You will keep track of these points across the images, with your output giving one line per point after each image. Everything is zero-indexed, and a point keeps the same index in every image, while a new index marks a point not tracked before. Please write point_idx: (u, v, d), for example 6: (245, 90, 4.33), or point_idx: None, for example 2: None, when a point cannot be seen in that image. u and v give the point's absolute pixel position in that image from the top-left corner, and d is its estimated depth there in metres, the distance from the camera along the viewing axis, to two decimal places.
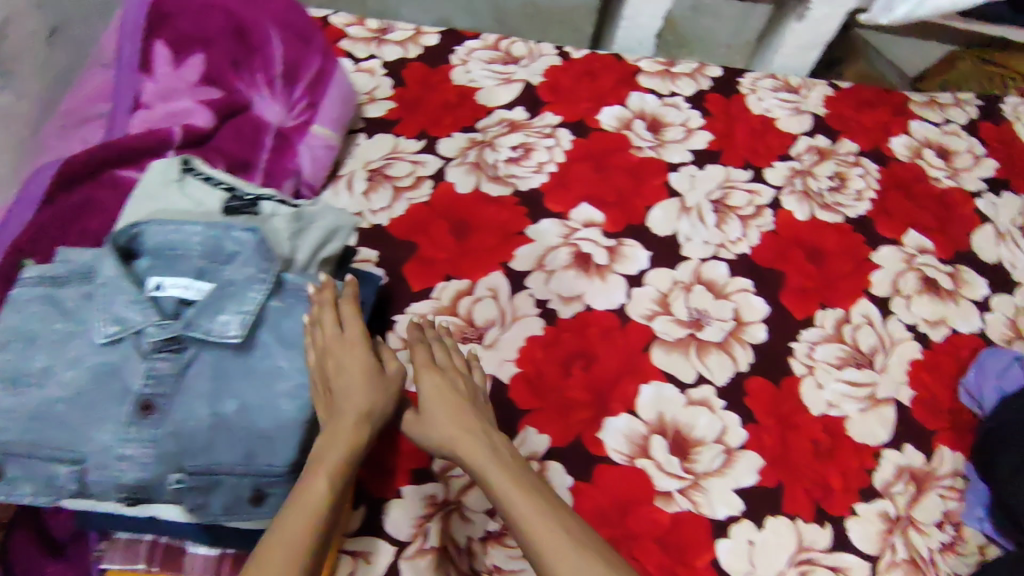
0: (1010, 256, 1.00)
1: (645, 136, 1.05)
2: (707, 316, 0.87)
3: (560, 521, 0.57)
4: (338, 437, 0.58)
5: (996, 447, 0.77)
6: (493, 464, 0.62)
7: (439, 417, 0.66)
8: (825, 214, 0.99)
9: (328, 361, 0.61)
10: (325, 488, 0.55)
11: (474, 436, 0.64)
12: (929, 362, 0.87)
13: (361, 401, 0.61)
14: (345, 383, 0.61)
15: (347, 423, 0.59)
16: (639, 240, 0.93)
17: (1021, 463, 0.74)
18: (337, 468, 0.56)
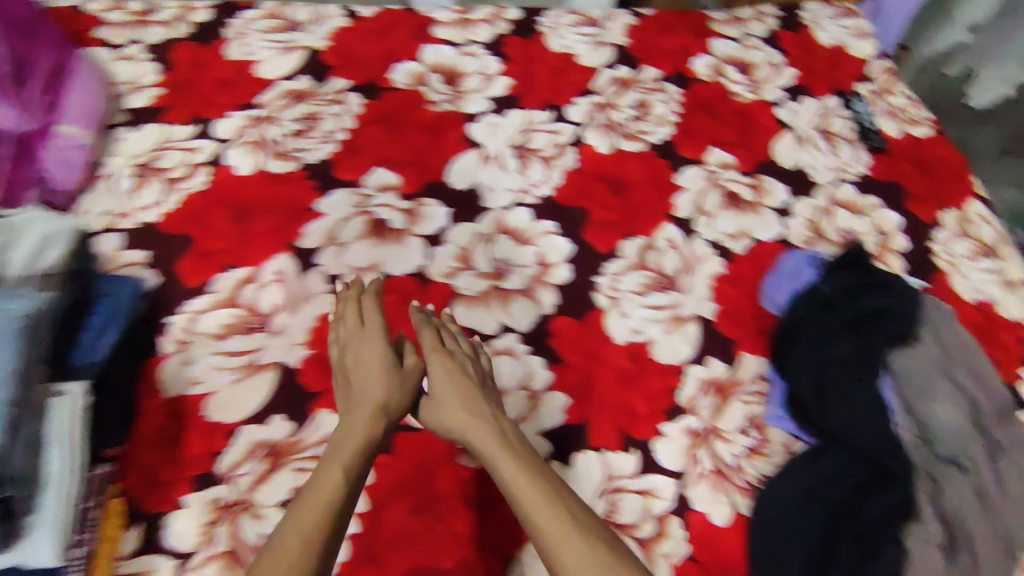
0: (809, 159, 1.02)
1: (441, 89, 1.01)
2: (509, 265, 0.86)
3: (559, 518, 0.57)
4: (350, 431, 0.64)
5: (789, 343, 0.79)
6: (502, 458, 0.63)
7: (457, 404, 0.68)
8: (627, 144, 0.99)
9: (360, 364, 0.70)
10: (337, 489, 0.58)
11: (492, 433, 0.65)
12: (731, 275, 0.89)
13: (378, 391, 0.68)
14: (368, 380, 0.69)
15: (360, 418, 0.65)
16: (438, 198, 0.90)
17: (811, 354, 0.76)
18: (340, 466, 0.60)
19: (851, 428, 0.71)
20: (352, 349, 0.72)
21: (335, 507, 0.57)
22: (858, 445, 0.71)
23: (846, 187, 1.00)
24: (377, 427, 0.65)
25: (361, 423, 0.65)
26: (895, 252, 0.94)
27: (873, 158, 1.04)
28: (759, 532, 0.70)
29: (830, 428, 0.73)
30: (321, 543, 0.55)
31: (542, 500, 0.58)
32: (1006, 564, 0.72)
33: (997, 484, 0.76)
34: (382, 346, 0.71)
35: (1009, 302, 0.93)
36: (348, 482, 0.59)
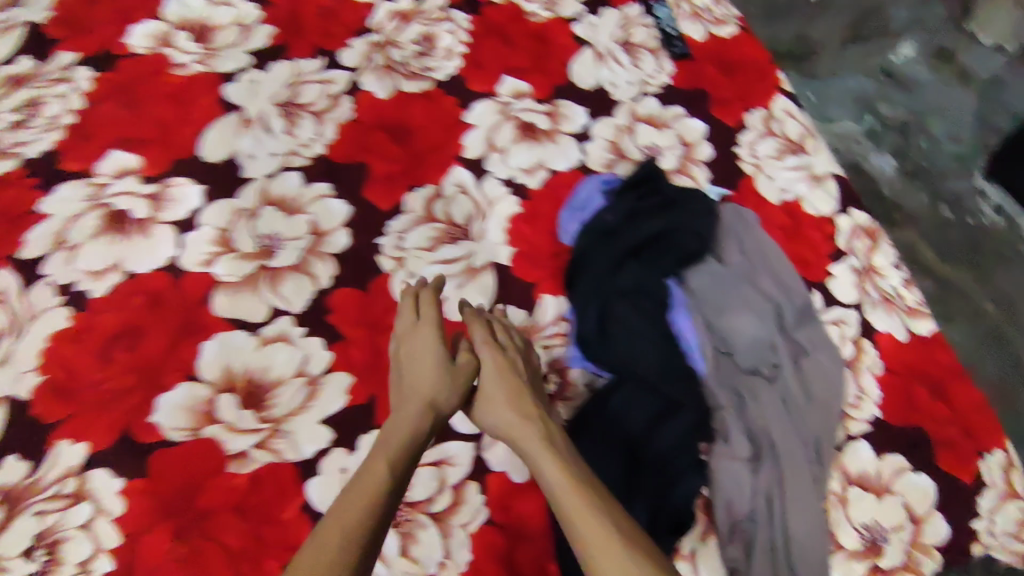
0: (610, 76, 0.95)
1: (190, 49, 0.89)
2: (277, 241, 0.78)
3: (588, 517, 0.52)
4: (394, 429, 0.60)
5: (576, 278, 0.76)
6: (537, 453, 0.59)
7: (500, 399, 0.65)
8: (410, 85, 0.90)
9: (411, 361, 0.67)
10: (382, 486, 0.54)
11: (526, 430, 0.61)
12: (527, 213, 0.83)
13: (426, 385, 0.64)
14: (419, 376, 0.65)
15: (407, 416, 0.61)
16: (186, 174, 0.80)
17: (594, 288, 0.73)
18: (372, 473, 0.55)
19: (636, 358, 0.69)
20: (419, 334, 0.68)
21: (372, 500, 0.53)
22: (644, 375, 0.69)
23: (648, 101, 0.94)
24: (420, 433, 0.61)
25: (393, 428, 0.60)
26: (698, 160, 0.90)
27: (675, 66, 0.98)
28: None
29: (616, 363, 0.70)
30: (356, 540, 0.50)
31: (578, 494, 0.53)
32: (812, 468, 0.70)
33: (800, 386, 0.73)
34: (438, 338, 0.68)
35: (817, 196, 0.89)
36: (393, 480, 0.55)
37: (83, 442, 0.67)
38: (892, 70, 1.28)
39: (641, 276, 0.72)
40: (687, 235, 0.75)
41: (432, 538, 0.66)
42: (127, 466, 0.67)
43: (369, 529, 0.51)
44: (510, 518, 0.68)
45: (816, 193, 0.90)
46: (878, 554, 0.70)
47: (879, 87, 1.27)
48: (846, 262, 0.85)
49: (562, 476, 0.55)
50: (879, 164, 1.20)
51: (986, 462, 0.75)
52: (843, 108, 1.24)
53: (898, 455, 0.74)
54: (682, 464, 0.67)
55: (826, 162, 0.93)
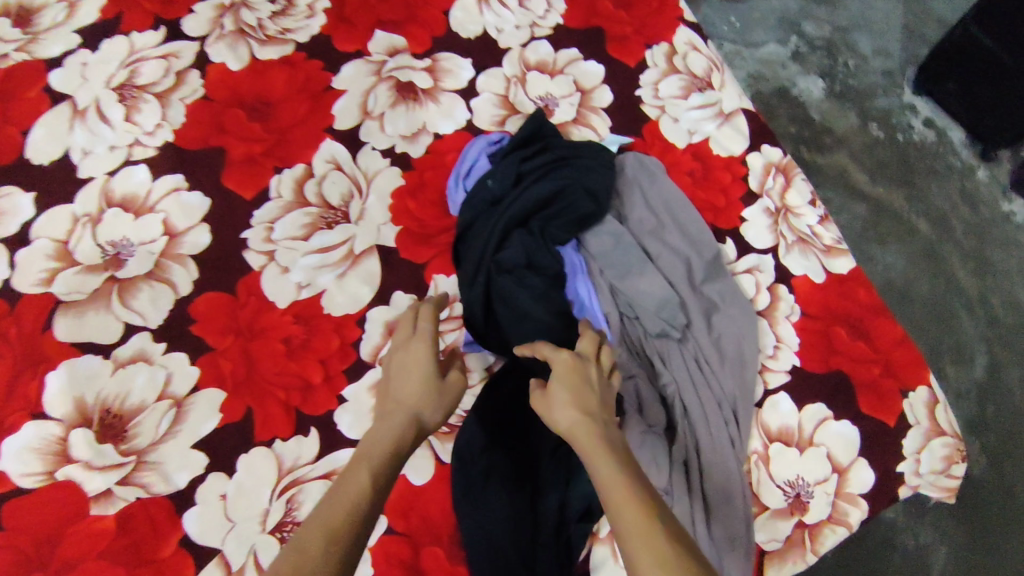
0: (495, 20, 0.86)
1: (6, 35, 0.77)
2: (126, 246, 0.68)
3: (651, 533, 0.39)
4: (381, 439, 0.51)
5: (461, 253, 0.70)
6: (593, 458, 0.46)
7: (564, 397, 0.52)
8: (268, 50, 0.80)
9: (401, 377, 0.58)
10: (366, 492, 0.44)
11: (588, 432, 0.49)
12: (411, 186, 0.75)
13: (409, 401, 0.56)
14: (407, 395, 0.57)
15: (388, 427, 0.53)
16: (16, 182, 0.70)
17: (481, 260, 0.67)
18: (361, 481, 0.45)
19: (539, 332, 0.65)
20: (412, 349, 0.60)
21: (354, 506, 0.42)
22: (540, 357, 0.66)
23: (538, 45, 0.86)
24: (401, 447, 0.51)
25: (378, 440, 0.51)
26: (596, 108, 0.83)
27: (566, 3, 0.89)
28: (457, 480, 0.62)
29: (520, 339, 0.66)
30: (329, 546, 0.39)
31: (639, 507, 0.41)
32: (730, 431, 0.66)
33: (714, 345, 0.69)
34: (430, 354, 0.60)
35: (725, 135, 0.83)
36: (374, 487, 0.45)
37: None
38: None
39: (530, 247, 0.67)
40: (582, 198, 0.70)
41: None
42: None
43: (349, 539, 0.40)
44: (412, 524, 0.63)
45: (724, 132, 0.83)
46: (803, 510, 0.67)
47: (804, 5, 1.18)
48: (758, 204, 0.80)
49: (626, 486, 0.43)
50: (806, 87, 1.14)
51: (909, 402, 0.72)
52: (766, 31, 1.16)
53: (819, 404, 0.71)
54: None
55: (734, 96, 0.86)
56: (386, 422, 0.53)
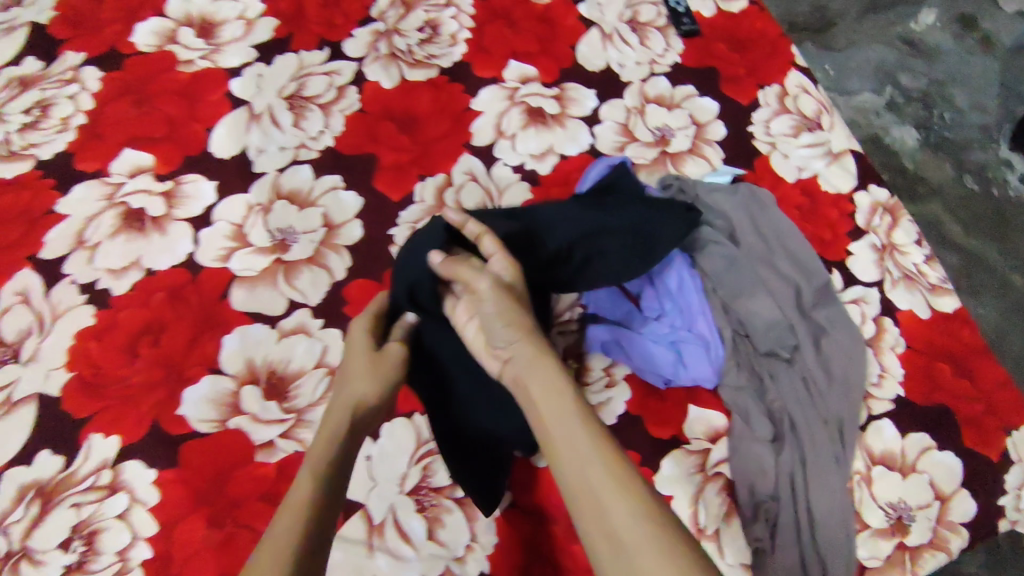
0: (618, 57, 0.94)
1: (194, 45, 0.88)
2: (291, 234, 0.77)
3: (619, 490, 0.41)
4: (328, 430, 0.53)
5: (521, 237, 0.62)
6: (546, 393, 0.46)
7: (518, 316, 0.51)
8: (415, 73, 0.89)
9: (348, 368, 0.57)
10: (324, 487, 0.48)
11: (533, 359, 0.49)
12: (539, 200, 0.82)
13: (350, 387, 0.55)
14: (350, 377, 0.56)
15: (337, 416, 0.54)
16: (200, 171, 0.80)
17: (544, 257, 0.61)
18: (318, 477, 0.49)
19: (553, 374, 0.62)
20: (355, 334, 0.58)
21: (308, 511, 0.46)
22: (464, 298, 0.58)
23: (658, 80, 0.92)
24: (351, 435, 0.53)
25: (326, 434, 0.52)
26: (710, 140, 0.88)
27: (684, 43, 0.95)
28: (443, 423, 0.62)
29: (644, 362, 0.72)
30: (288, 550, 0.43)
31: (604, 459, 0.42)
32: (836, 448, 0.69)
33: (821, 366, 0.73)
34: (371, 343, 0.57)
35: (833, 173, 0.87)
36: (325, 483, 0.49)
37: (112, 436, 0.67)
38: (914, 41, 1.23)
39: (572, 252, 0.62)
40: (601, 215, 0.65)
41: (458, 522, 0.66)
42: (159, 460, 0.66)
43: (314, 536, 0.45)
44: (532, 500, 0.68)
45: (832, 170, 0.87)
46: (904, 532, 0.69)
47: (902, 57, 1.22)
48: (864, 240, 0.83)
49: (585, 437, 0.44)
50: (900, 136, 1.16)
51: (1013, 440, 0.73)
52: (861, 80, 1.20)
53: (922, 433, 0.73)
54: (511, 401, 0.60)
55: (843, 137, 0.90)
56: (336, 411, 0.54)
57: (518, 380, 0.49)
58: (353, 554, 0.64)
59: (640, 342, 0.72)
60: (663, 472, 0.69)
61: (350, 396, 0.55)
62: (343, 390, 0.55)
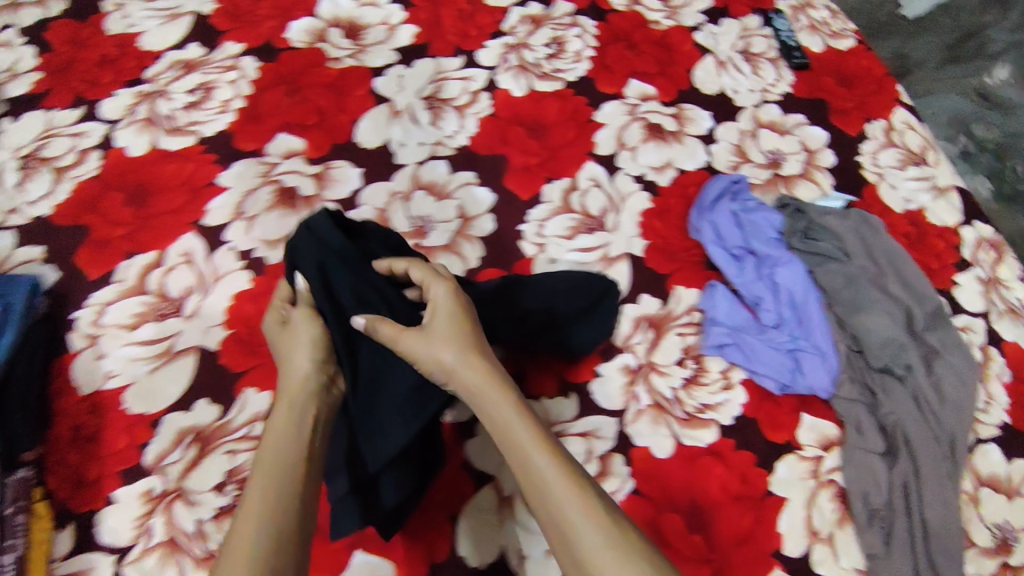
0: (732, 83, 0.98)
1: (342, 44, 0.95)
2: (429, 222, 0.83)
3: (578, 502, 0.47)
4: (279, 436, 0.52)
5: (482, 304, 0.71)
6: (497, 420, 0.52)
7: (439, 339, 0.55)
8: (543, 84, 0.95)
9: (283, 358, 0.58)
10: (286, 488, 0.49)
11: (484, 384, 0.53)
12: (658, 209, 0.86)
13: (294, 377, 0.56)
14: (288, 368, 0.57)
15: (280, 413, 0.54)
16: (347, 158, 0.86)
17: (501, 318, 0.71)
18: (278, 470, 0.50)
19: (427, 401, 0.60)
20: (295, 337, 0.59)
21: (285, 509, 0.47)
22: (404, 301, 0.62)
23: (769, 108, 0.97)
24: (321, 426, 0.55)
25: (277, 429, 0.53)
26: (820, 167, 0.92)
27: (795, 75, 1.00)
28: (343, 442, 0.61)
29: (759, 369, 0.75)
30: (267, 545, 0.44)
31: (557, 472, 0.48)
32: (948, 465, 0.72)
33: (933, 387, 0.75)
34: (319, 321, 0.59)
35: (939, 207, 0.91)
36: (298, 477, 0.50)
37: (264, 391, 0.72)
38: (990, 92, 1.25)
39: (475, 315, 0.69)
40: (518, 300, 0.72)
41: None
42: None
43: (284, 540, 0.46)
44: (653, 488, 0.70)
45: (938, 205, 0.91)
46: (1010, 552, 0.71)
47: (979, 110, 1.23)
48: (970, 272, 0.86)
49: (541, 451, 0.49)
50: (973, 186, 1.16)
51: None
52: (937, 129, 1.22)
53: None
54: (430, 403, 0.60)
55: (948, 174, 0.94)
56: (279, 408, 0.54)
57: (469, 397, 0.54)
58: (483, 521, 0.68)
59: (760, 347, 0.76)
60: (777, 474, 0.72)
61: (293, 394, 0.55)
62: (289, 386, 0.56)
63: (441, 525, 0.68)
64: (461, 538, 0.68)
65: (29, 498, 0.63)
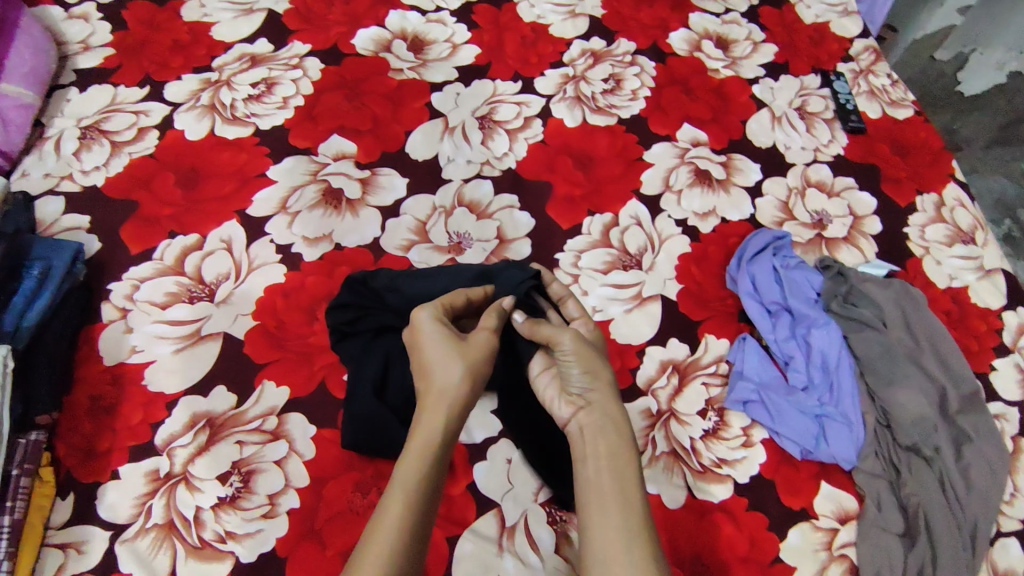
0: (785, 138, 0.98)
1: (405, 57, 0.98)
2: (467, 239, 0.83)
3: (633, 531, 0.49)
4: (423, 437, 0.52)
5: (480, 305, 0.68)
6: (590, 435, 0.56)
7: (592, 364, 0.59)
8: (596, 118, 0.96)
9: (425, 361, 0.58)
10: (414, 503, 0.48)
11: (603, 424, 0.56)
12: (697, 255, 0.86)
13: (444, 383, 0.55)
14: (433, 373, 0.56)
15: (436, 426, 0.53)
16: (395, 168, 0.87)
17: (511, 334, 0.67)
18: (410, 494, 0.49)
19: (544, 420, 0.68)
20: (431, 331, 0.58)
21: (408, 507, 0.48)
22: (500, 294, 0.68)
23: (820, 167, 0.96)
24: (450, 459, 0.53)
25: (428, 438, 0.52)
26: (866, 233, 0.91)
27: (849, 138, 0.99)
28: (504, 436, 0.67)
29: (784, 433, 0.73)
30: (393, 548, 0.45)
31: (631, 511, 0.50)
32: (967, 556, 0.68)
33: (961, 472, 0.72)
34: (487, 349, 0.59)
35: (984, 287, 0.87)
36: (429, 482, 0.50)
37: (283, 386, 0.70)
38: None
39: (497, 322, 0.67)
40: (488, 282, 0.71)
41: None
42: (320, 417, 0.69)
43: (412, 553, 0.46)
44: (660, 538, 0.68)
45: (984, 285, 0.87)
46: None
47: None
48: (1010, 357, 0.83)
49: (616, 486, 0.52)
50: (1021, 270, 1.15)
51: None
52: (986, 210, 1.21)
53: None
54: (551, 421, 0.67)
55: (996, 256, 0.90)
56: (433, 423, 0.53)
57: (583, 429, 0.57)
58: (483, 549, 0.65)
59: (785, 408, 0.74)
60: (789, 541, 0.69)
61: (449, 400, 0.55)
62: (441, 392, 0.55)
63: (440, 545, 0.65)
64: (458, 564, 0.64)
65: (38, 462, 0.63)
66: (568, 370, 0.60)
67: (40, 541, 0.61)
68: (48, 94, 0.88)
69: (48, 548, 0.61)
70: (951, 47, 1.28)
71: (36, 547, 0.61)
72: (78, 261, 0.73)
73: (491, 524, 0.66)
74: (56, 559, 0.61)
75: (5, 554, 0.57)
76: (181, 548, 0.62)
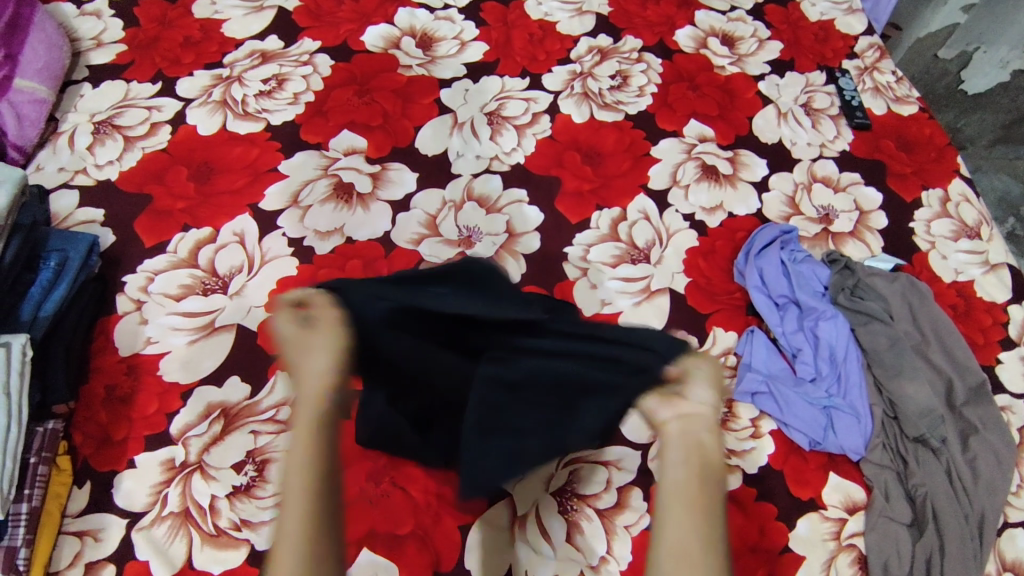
0: (791, 134, 0.99)
1: (414, 53, 0.98)
2: (477, 232, 0.84)
3: (706, 557, 0.43)
4: (307, 407, 0.49)
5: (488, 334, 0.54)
6: (686, 438, 0.49)
7: (716, 388, 0.51)
8: (603, 114, 0.96)
9: (286, 358, 0.52)
10: (311, 498, 0.45)
11: (702, 443, 0.49)
12: (704, 249, 0.86)
13: (311, 367, 0.51)
14: (305, 355, 0.51)
15: (306, 425, 0.49)
16: (405, 162, 0.88)
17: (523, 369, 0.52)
18: (309, 483, 0.46)
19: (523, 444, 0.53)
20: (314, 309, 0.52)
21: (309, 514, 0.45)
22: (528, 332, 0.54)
23: (826, 163, 0.97)
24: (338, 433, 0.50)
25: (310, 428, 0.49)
26: (872, 228, 0.91)
27: (855, 134, 1.00)
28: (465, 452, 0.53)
29: (792, 424, 0.74)
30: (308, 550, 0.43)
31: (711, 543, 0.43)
32: (975, 545, 0.68)
33: (968, 463, 0.72)
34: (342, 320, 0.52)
35: (990, 282, 0.87)
36: (325, 452, 0.48)
37: None
38: None
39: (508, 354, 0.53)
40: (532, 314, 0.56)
41: (596, 530, 0.67)
42: None
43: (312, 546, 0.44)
44: None
45: (989, 279, 0.87)
46: None
47: None
48: (1016, 350, 0.83)
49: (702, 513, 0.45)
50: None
51: None
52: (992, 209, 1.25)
53: None
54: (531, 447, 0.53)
55: (1002, 251, 0.90)
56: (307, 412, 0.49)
57: (680, 437, 0.49)
58: (495, 538, 0.65)
59: (794, 400, 0.75)
60: (797, 531, 0.70)
61: (317, 391, 0.50)
62: (314, 393, 0.50)
63: (452, 534, 0.65)
64: (470, 551, 0.65)
65: (55, 450, 0.64)
66: (682, 384, 0.51)
67: (58, 529, 0.62)
68: (62, 90, 0.89)
69: (66, 536, 0.62)
70: (954, 46, 1.27)
71: (54, 534, 0.61)
72: (94, 253, 0.74)
73: (502, 513, 0.67)
74: (73, 547, 0.62)
75: (23, 540, 0.58)
76: (196, 535, 0.63)
